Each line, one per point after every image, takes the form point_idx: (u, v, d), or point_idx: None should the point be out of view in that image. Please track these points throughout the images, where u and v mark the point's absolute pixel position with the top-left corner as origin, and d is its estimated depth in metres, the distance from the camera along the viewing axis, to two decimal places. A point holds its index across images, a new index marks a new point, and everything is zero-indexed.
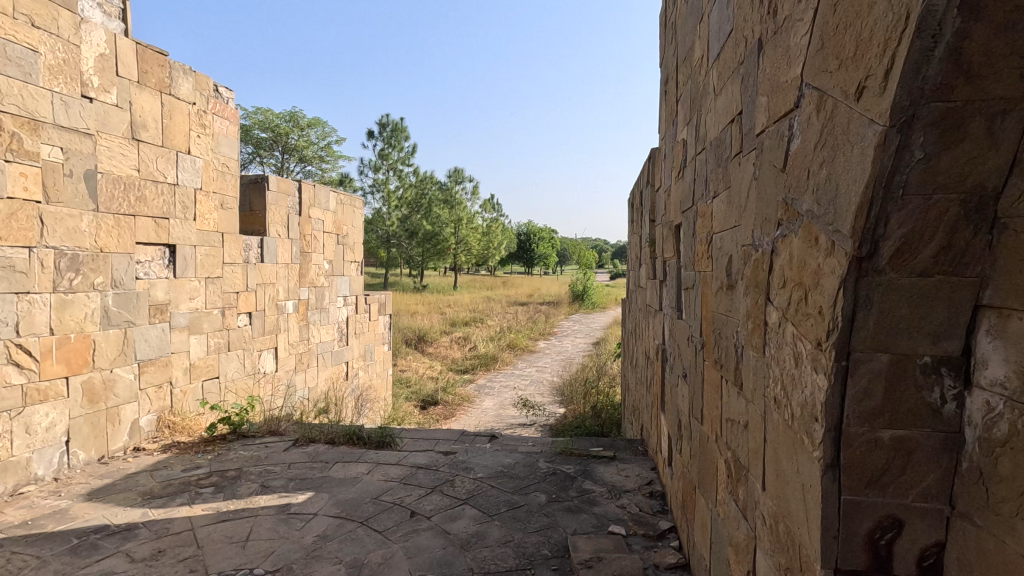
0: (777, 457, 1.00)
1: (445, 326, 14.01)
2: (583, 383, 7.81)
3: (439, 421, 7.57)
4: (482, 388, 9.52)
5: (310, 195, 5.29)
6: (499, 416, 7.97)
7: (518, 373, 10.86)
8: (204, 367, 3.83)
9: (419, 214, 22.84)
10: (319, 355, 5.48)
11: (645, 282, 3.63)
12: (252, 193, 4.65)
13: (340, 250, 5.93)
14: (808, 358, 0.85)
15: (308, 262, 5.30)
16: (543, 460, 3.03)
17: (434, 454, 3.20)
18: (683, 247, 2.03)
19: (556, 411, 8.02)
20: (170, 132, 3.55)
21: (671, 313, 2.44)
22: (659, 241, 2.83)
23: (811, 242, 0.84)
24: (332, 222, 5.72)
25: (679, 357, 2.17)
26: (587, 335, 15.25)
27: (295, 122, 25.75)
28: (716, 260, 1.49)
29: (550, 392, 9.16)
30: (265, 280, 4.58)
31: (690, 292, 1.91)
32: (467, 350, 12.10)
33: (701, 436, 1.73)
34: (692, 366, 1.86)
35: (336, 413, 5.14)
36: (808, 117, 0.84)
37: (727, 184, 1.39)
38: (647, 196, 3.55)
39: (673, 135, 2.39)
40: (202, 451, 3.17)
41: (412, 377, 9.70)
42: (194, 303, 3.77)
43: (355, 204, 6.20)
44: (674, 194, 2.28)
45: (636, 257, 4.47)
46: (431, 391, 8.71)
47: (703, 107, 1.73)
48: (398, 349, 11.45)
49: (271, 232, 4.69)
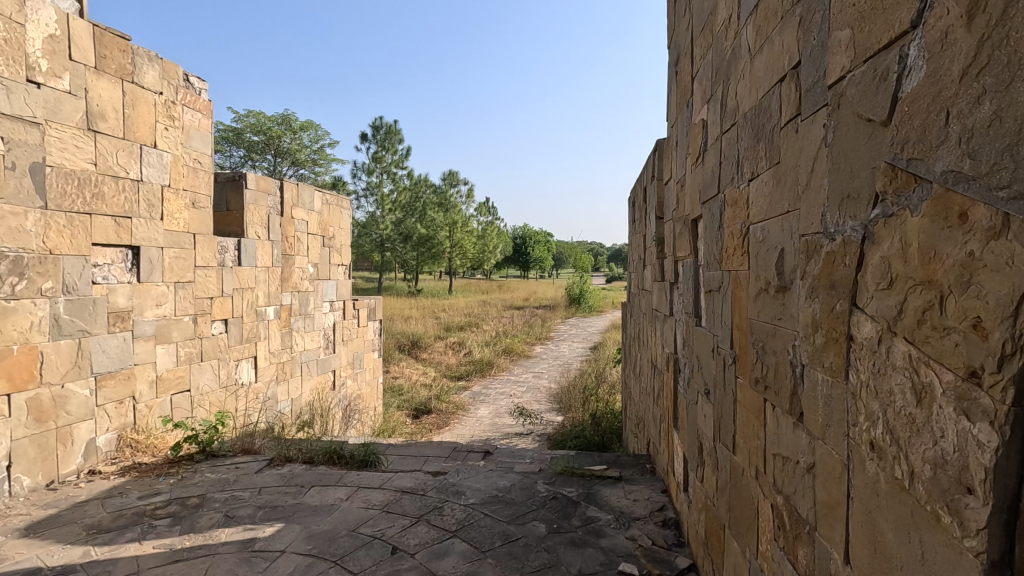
0: (875, 525, 0.71)
1: (439, 331, 13.70)
2: (582, 390, 7.51)
3: (432, 431, 7.27)
4: (477, 396, 9.22)
5: (293, 195, 5.00)
6: (495, 425, 7.67)
7: (514, 379, 10.56)
8: (172, 380, 3.53)
9: (413, 217, 22.56)
10: (303, 363, 5.18)
11: (652, 284, 3.36)
12: (229, 192, 4.35)
13: (326, 252, 5.64)
14: (947, 395, 0.56)
15: (291, 266, 5.00)
16: (542, 483, 2.74)
17: (422, 475, 2.91)
18: (705, 243, 1.76)
19: (554, 419, 7.72)
20: (133, 123, 3.25)
21: (687, 320, 2.16)
22: (670, 239, 2.56)
23: (950, 219, 0.56)
24: (317, 223, 5.43)
25: (699, 371, 1.89)
26: (584, 339, 14.97)
27: (287, 124, 25.44)
28: (755, 257, 1.22)
29: (547, 399, 8.86)
30: (242, 285, 4.28)
31: (714, 296, 1.64)
32: (462, 356, 11.79)
33: (733, 468, 1.45)
34: (719, 384, 1.58)
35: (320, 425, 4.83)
36: (943, 36, 0.57)
37: (772, 161, 1.12)
38: (653, 191, 3.29)
39: (687, 119, 2.12)
40: (164, 474, 2.86)
41: (405, 384, 9.39)
42: (162, 310, 3.47)
43: (342, 204, 5.91)
44: (690, 185, 2.01)
45: (639, 259, 4.20)
46: (423, 399, 8.40)
47: (732, 76, 1.46)
48: (391, 355, 11.14)
49: (250, 233, 4.39)
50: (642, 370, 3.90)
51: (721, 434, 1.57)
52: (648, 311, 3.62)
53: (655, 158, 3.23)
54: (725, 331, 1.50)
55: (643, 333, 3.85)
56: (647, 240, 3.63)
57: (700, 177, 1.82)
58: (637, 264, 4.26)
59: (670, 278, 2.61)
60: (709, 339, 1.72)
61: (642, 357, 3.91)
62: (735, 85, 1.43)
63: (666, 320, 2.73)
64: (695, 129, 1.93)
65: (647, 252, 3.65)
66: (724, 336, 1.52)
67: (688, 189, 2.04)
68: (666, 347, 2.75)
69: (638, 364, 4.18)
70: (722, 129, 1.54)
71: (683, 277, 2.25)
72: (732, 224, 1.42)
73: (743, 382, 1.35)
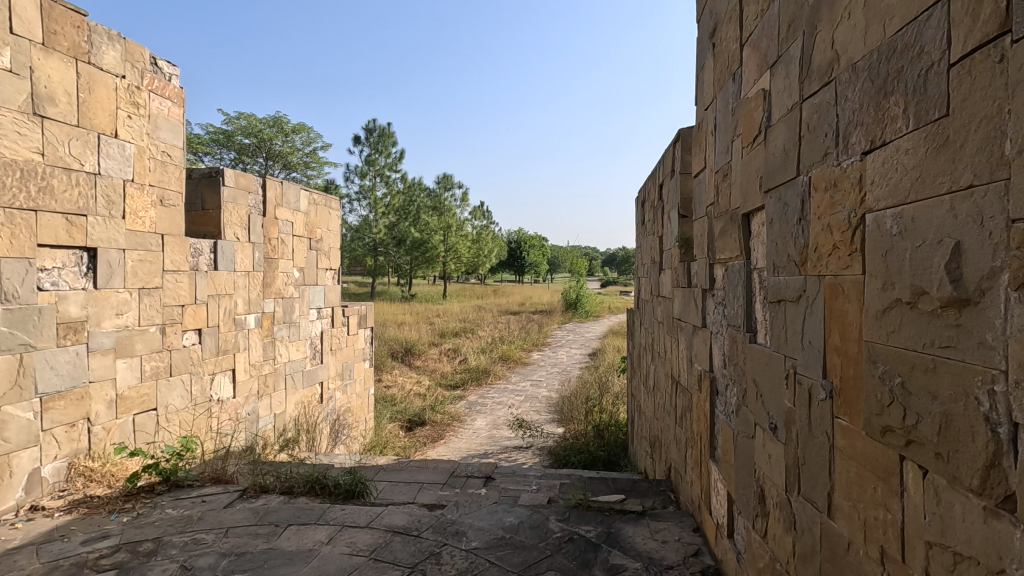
0: None
1: (434, 338, 13.30)
2: (584, 400, 7.15)
3: (427, 445, 6.87)
4: (473, 406, 8.84)
5: (276, 194, 4.62)
6: (493, 437, 7.29)
7: (512, 387, 10.17)
8: (135, 398, 3.15)
9: (407, 221, 22.19)
10: (287, 376, 4.79)
11: (673, 290, 3.02)
12: (204, 189, 3.98)
13: (313, 256, 5.26)
14: None
15: (274, 270, 4.62)
16: (554, 520, 2.38)
17: (416, 510, 2.55)
18: (769, 242, 1.42)
19: (554, 431, 7.34)
20: (90, 109, 2.87)
21: (732, 335, 1.82)
22: (705, 240, 2.22)
23: None
24: (302, 224, 5.06)
25: (756, 399, 1.55)
26: (582, 345, 14.60)
27: (279, 127, 25.02)
28: (885, 257, 0.87)
29: (547, 409, 8.48)
30: (219, 291, 3.91)
31: (788, 308, 1.29)
32: (457, 363, 11.41)
33: (826, 536, 1.10)
34: (799, 422, 1.23)
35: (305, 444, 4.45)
36: None
37: (924, 117, 0.78)
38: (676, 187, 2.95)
39: (733, 95, 1.78)
40: (117, 510, 2.47)
41: (398, 394, 8.98)
42: (123, 320, 3.09)
43: (330, 204, 5.55)
44: (741, 172, 1.67)
45: (652, 263, 3.87)
46: (417, 410, 8.00)
47: (823, 21, 1.12)
48: (384, 363, 10.75)
49: (228, 235, 4.02)
50: (659, 384, 3.56)
51: (801, 486, 1.22)
52: (667, 321, 3.28)
53: (679, 149, 2.89)
54: (812, 354, 1.16)
55: (660, 344, 3.50)
56: (666, 241, 3.30)
57: (761, 161, 1.47)
58: (651, 268, 3.92)
59: (703, 285, 2.27)
60: (778, 362, 1.37)
61: (658, 371, 3.57)
62: (828, 33, 1.09)
63: (696, 332, 2.39)
64: (750, 104, 1.59)
65: (665, 256, 3.32)
66: (809, 360, 1.17)
67: (738, 177, 1.70)
68: (695, 364, 2.41)
69: (652, 377, 3.84)
70: (803, 94, 1.20)
71: (726, 283, 1.91)
72: (826, 214, 1.08)
73: (849, 427, 1.00)
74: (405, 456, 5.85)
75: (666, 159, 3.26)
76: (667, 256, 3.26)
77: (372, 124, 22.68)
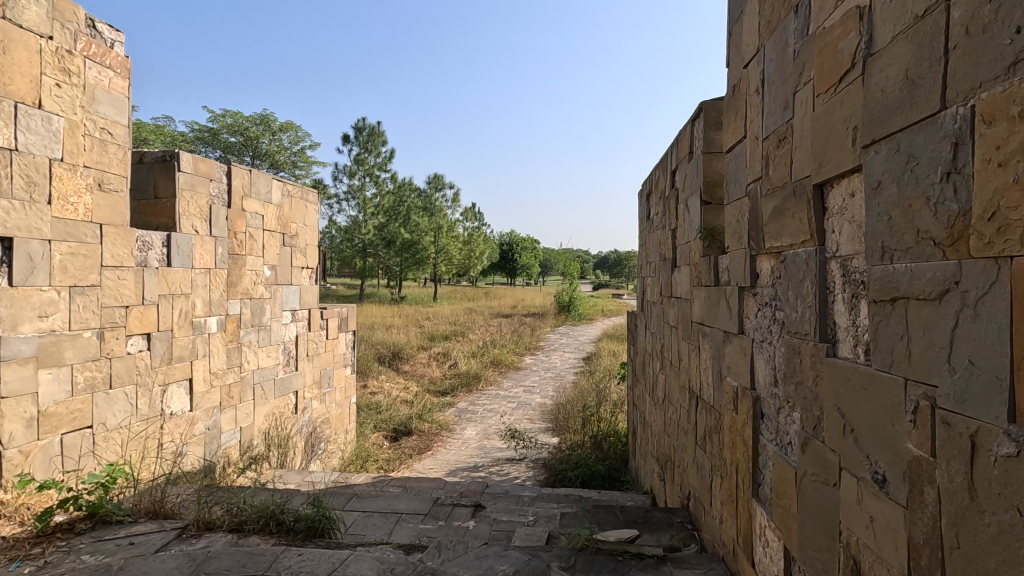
0: None
1: (422, 341, 12.83)
2: (581, 409, 6.72)
3: (413, 457, 6.41)
4: (463, 414, 8.39)
5: (244, 183, 4.17)
6: (483, 448, 6.84)
7: (503, 393, 9.72)
8: (63, 415, 2.68)
9: (397, 222, 21.72)
10: (256, 385, 4.33)
11: (692, 290, 2.62)
12: (157, 174, 3.52)
13: (286, 252, 4.81)
14: None
15: (241, 268, 4.16)
16: (557, 569, 1.95)
17: (389, 555, 2.11)
18: (870, 217, 1.01)
19: (549, 442, 6.90)
20: (3, 73, 2.42)
21: (792, 346, 1.41)
22: (744, 228, 1.81)
23: None
24: (274, 217, 4.61)
25: (840, 435, 1.13)
26: (576, 349, 14.17)
27: (265, 125, 24.45)
28: None
29: (540, 417, 8.04)
30: (173, 291, 3.45)
31: (915, 311, 0.88)
32: (447, 368, 10.95)
33: None
34: (944, 484, 0.81)
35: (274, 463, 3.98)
36: None
37: None
38: (697, 170, 2.55)
39: (794, 32, 1.37)
40: (20, 558, 2.00)
41: (383, 401, 8.50)
42: (49, 323, 2.63)
43: (306, 196, 5.10)
44: (812, 130, 1.26)
45: (663, 260, 3.47)
46: (403, 419, 7.52)
47: None
48: (370, 367, 10.28)
49: (184, 227, 3.56)
50: (671, 397, 3.15)
51: None
52: (683, 325, 2.86)
53: (702, 125, 2.49)
54: (977, 384, 0.75)
55: (673, 352, 3.09)
56: (681, 235, 2.89)
57: (854, 106, 1.06)
58: (661, 267, 3.51)
59: (741, 283, 1.86)
60: (889, 388, 0.96)
61: (670, 382, 3.16)
62: None
63: (728, 340, 1.98)
64: (829, 35, 1.17)
65: (680, 251, 2.91)
66: (970, 392, 0.76)
67: (806, 138, 1.29)
68: (727, 379, 2.00)
69: (662, 389, 3.43)
70: None
71: (781, 279, 1.50)
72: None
73: None
74: (387, 471, 5.39)
75: (683, 141, 2.86)
76: (683, 252, 2.86)
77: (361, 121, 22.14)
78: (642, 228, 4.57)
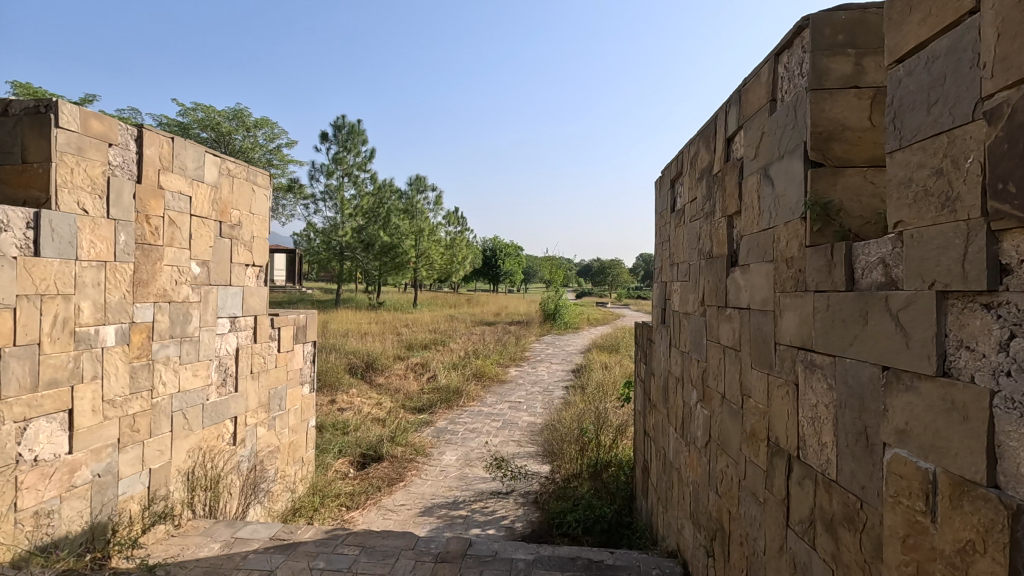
0: None
1: (399, 351, 11.87)
2: (577, 433, 5.86)
3: (381, 490, 5.46)
4: (442, 435, 7.48)
5: (161, 153, 3.24)
6: (464, 478, 5.92)
7: (487, 411, 8.81)
8: None
9: (376, 224, 20.73)
10: (175, 413, 3.39)
11: (778, 298, 1.81)
12: (26, 131, 2.59)
13: (224, 245, 3.88)
14: None
15: (156, 263, 3.22)
16: None
17: None
18: None
19: (540, 471, 6.01)
20: None
21: None
22: (960, 180, 0.99)
23: None
24: (209, 201, 3.69)
25: None
26: (564, 361, 13.30)
27: (238, 120, 23.34)
28: None
29: (529, 440, 7.15)
30: (43, 290, 2.52)
31: None
32: (425, 382, 10.02)
33: None
34: None
35: (187, 545, 3.04)
36: None
37: None
38: (790, 120, 1.74)
39: None
40: None
41: (351, 419, 7.54)
42: None
43: (252, 179, 4.20)
44: None
45: (707, 259, 2.67)
46: (373, 442, 6.57)
47: None
48: (340, 380, 9.34)
49: (65, 204, 2.63)
50: (726, 443, 2.34)
51: None
52: (752, 348, 2.05)
53: (804, 52, 1.69)
54: None
55: (732, 385, 2.27)
56: (750, 222, 2.09)
57: None
58: (703, 266, 2.72)
59: (944, 285, 1.03)
60: None
61: (725, 424, 2.35)
62: None
63: (899, 383, 1.16)
64: None
65: (748, 242, 2.11)
66: None
67: None
68: (889, 450, 1.18)
69: (707, 427, 2.62)
70: None
71: None
72: None
73: None
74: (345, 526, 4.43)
75: (757, 88, 2.06)
76: (754, 243, 2.05)
77: (340, 117, 21.11)
78: (664, 223, 3.78)
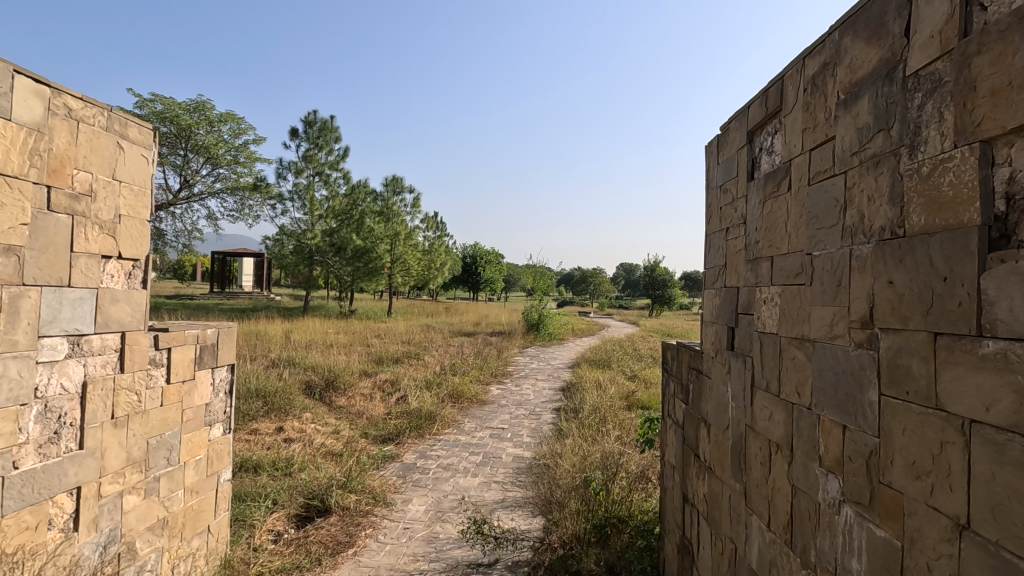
0: None
1: (365, 367, 10.41)
2: (581, 483, 4.55)
3: (320, 564, 4.04)
4: (410, 474, 6.10)
5: None
6: (434, 542, 4.55)
7: (465, 441, 7.42)
8: None
9: (349, 227, 19.16)
10: None
11: None
12: None
13: (60, 224, 2.51)
14: None
15: None
16: None
17: None
18: None
19: (532, 530, 4.68)
20: None
21: None
22: None
23: None
24: (27, 151, 2.34)
25: None
26: (551, 377, 11.97)
27: (201, 113, 21.55)
28: None
29: (517, 483, 5.77)
30: None
31: None
32: (393, 404, 8.61)
33: None
34: None
35: None
36: None
37: None
38: None
39: None
40: None
41: (297, 454, 6.11)
42: None
43: (120, 131, 2.85)
44: None
45: (885, 237, 1.41)
46: (319, 488, 5.16)
47: None
48: (291, 402, 7.88)
49: None
50: None
51: None
52: None
53: None
54: None
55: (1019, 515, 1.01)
56: None
57: None
58: (869, 256, 1.46)
59: None
60: None
61: None
62: None
63: None
64: None
65: None
66: None
67: None
68: None
69: (892, 565, 1.35)
70: None
71: None
72: None
73: None
74: None
75: None
76: None
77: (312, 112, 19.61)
78: (733, 201, 2.55)
